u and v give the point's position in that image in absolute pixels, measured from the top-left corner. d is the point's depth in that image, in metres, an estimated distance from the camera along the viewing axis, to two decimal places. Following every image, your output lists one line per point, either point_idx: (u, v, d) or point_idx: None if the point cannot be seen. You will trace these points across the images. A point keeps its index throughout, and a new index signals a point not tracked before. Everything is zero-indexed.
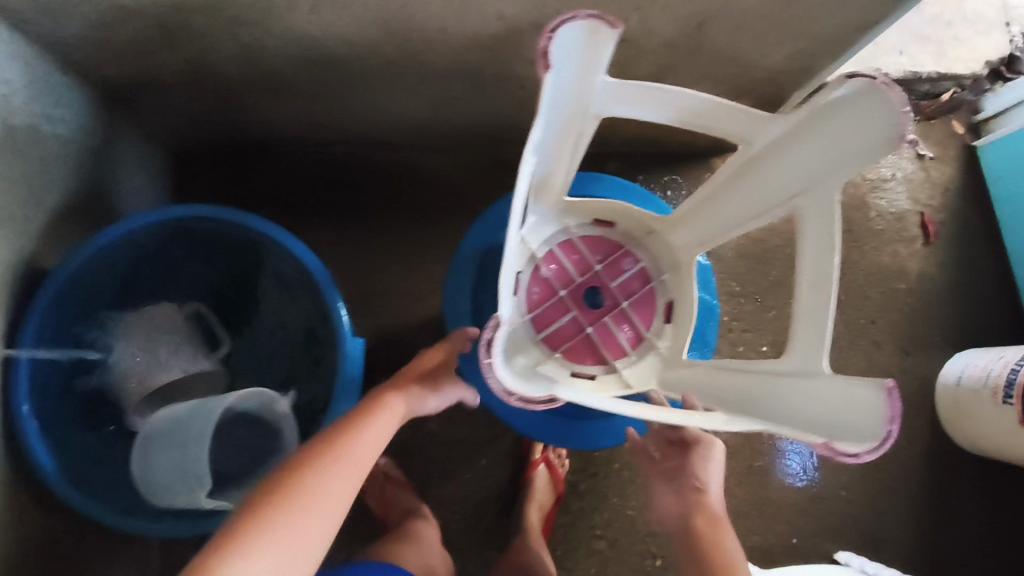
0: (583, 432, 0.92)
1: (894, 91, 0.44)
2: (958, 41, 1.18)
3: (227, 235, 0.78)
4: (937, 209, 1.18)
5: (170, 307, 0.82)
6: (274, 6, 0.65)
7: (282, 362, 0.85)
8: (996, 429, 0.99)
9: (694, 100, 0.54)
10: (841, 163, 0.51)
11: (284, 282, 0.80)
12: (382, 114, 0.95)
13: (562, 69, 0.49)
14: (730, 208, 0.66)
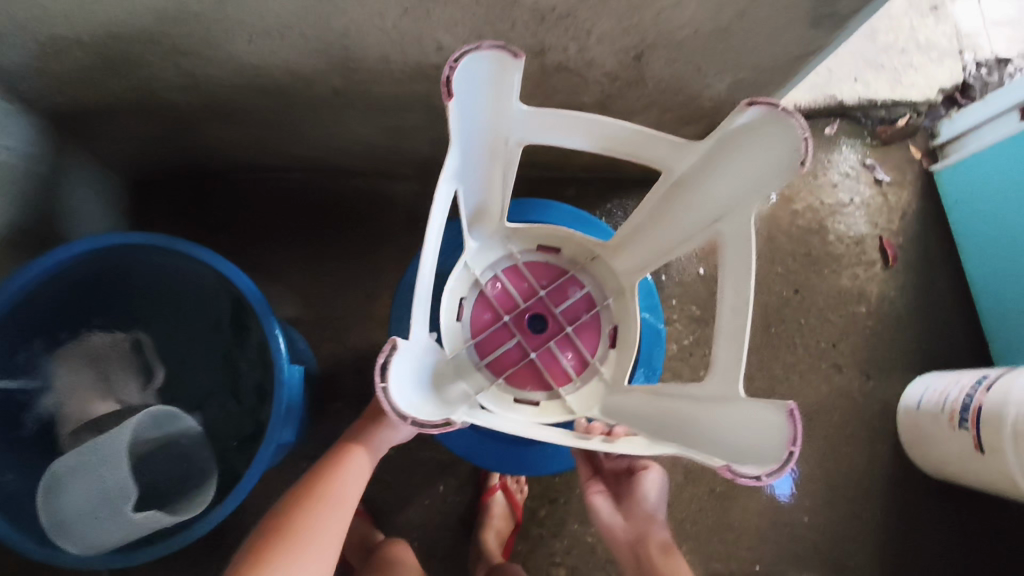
0: (534, 456, 0.91)
1: (792, 118, 0.50)
2: (912, 68, 1.20)
3: (173, 264, 0.77)
4: (895, 233, 1.19)
5: (108, 338, 0.81)
6: (212, 36, 0.66)
7: (217, 395, 0.84)
8: (954, 454, 0.98)
9: (604, 128, 0.60)
10: (754, 185, 0.56)
11: (230, 312, 0.80)
12: (338, 142, 0.96)
13: (474, 94, 0.55)
14: (665, 232, 0.70)
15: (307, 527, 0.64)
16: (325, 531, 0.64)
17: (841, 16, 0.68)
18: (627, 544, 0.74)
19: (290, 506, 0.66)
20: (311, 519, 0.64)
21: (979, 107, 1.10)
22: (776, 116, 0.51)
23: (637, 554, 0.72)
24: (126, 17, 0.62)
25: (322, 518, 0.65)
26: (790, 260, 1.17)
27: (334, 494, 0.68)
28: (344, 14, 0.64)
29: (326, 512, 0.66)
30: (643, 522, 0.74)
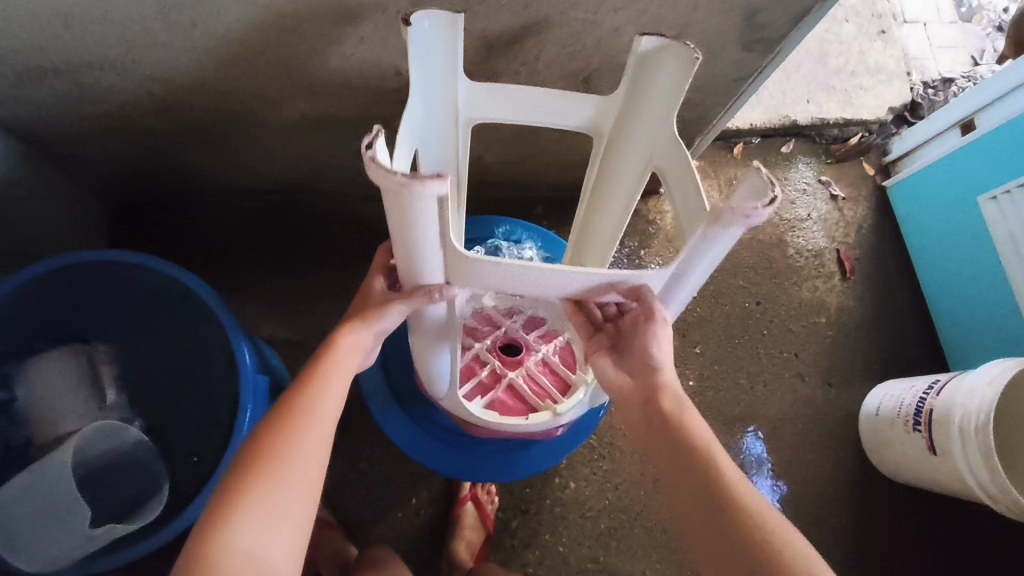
0: (524, 468, 0.94)
1: (682, 43, 0.59)
2: (863, 89, 1.26)
3: (140, 284, 0.80)
4: (852, 246, 1.24)
5: (63, 355, 0.81)
6: (181, 64, 0.71)
7: (179, 414, 0.85)
8: (911, 456, 1.01)
9: (544, 96, 0.67)
10: (667, 116, 0.64)
11: (194, 330, 0.82)
12: (307, 163, 1.00)
13: (427, 65, 0.61)
14: (615, 189, 0.76)
15: (282, 460, 0.55)
16: (305, 462, 0.56)
17: (770, 40, 0.74)
18: (637, 402, 0.64)
19: (262, 434, 0.57)
20: (285, 451, 0.56)
21: (924, 124, 1.17)
22: (665, 42, 0.59)
23: (648, 415, 0.62)
24: (101, 46, 0.66)
25: (297, 448, 0.56)
26: (751, 273, 1.21)
27: (310, 422, 0.59)
28: (304, 41, 0.69)
29: (302, 442, 0.57)
30: (650, 377, 0.63)
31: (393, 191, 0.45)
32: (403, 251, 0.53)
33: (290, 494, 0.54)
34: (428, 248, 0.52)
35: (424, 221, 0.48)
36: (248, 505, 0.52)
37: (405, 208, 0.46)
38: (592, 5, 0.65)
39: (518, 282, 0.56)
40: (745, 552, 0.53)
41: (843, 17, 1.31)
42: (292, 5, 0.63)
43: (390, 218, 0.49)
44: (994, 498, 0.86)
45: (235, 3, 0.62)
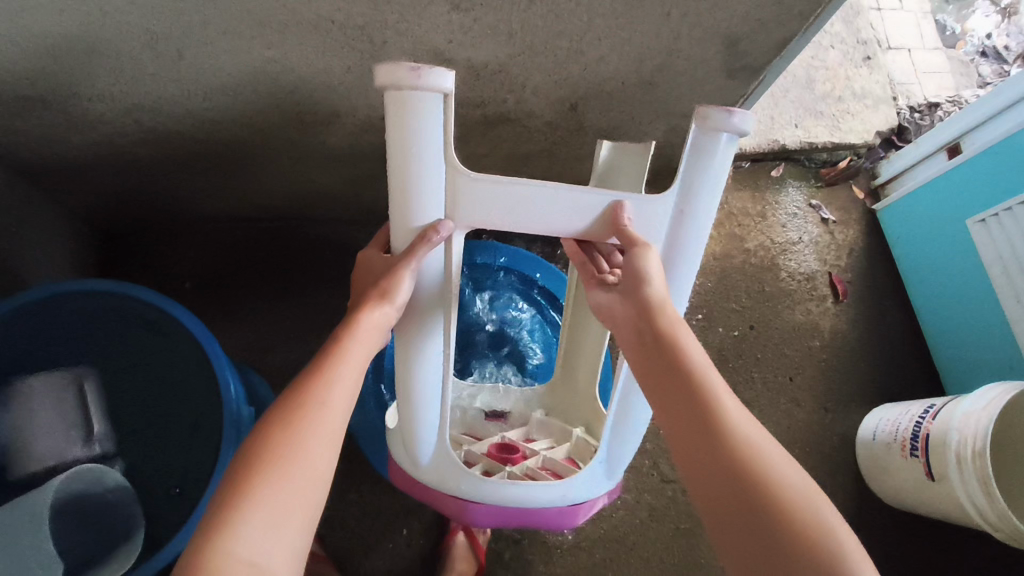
0: None
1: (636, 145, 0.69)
2: (850, 114, 1.27)
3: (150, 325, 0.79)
4: (844, 269, 1.24)
5: (54, 381, 0.78)
6: (171, 95, 0.72)
7: (158, 448, 0.80)
8: (909, 482, 0.99)
9: None
10: None
11: (189, 380, 0.80)
12: (299, 190, 1.00)
13: None
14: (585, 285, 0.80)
15: (293, 444, 0.51)
16: (318, 448, 0.52)
17: (754, 67, 0.75)
18: (630, 325, 0.61)
19: (269, 418, 0.53)
20: (296, 436, 0.52)
21: (911, 149, 1.18)
22: (619, 144, 0.70)
23: (640, 336, 0.60)
24: (89, 77, 0.67)
25: (308, 432, 0.52)
26: (744, 297, 1.20)
27: (321, 410, 0.54)
28: (291, 71, 0.69)
29: (314, 428, 0.53)
30: (641, 299, 0.60)
31: (404, 89, 0.52)
32: (404, 176, 0.56)
33: (301, 483, 0.50)
34: (431, 168, 0.56)
35: (426, 129, 0.53)
36: (257, 494, 0.48)
37: (410, 108, 0.52)
38: (576, 33, 0.66)
39: (522, 212, 0.59)
40: (720, 467, 0.51)
41: (830, 43, 1.32)
42: (277, 36, 0.63)
43: (394, 136, 0.54)
44: (994, 526, 0.85)
45: (221, 34, 0.62)
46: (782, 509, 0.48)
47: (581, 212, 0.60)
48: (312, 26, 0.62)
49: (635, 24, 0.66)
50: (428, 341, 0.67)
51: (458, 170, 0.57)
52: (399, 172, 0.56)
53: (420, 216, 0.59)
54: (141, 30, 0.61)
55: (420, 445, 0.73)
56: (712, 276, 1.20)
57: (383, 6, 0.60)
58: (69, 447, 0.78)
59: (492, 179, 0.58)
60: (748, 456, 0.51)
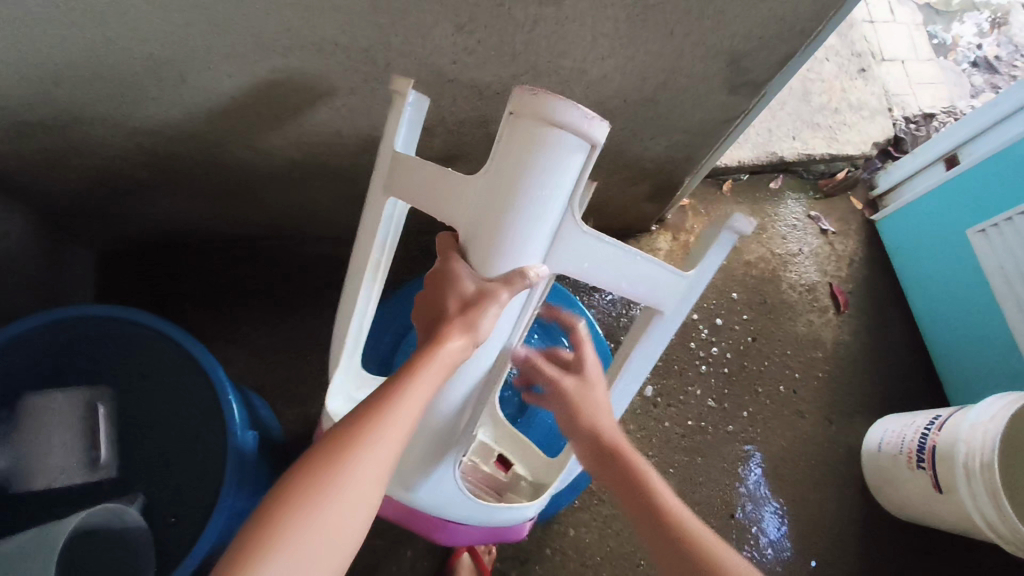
0: None
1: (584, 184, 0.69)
2: (846, 125, 1.28)
3: (174, 362, 0.79)
4: (844, 280, 1.24)
5: (70, 404, 0.77)
6: (173, 117, 0.71)
7: (157, 472, 0.78)
8: (917, 495, 0.99)
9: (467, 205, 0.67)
10: None
11: (201, 421, 0.78)
12: (300, 210, 1.00)
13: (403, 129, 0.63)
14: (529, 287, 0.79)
15: (333, 480, 0.44)
16: (357, 490, 0.45)
17: (755, 83, 0.76)
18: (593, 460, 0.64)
19: (325, 443, 0.46)
20: (337, 471, 0.44)
21: (909, 160, 1.19)
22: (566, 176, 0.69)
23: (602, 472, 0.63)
24: (90, 101, 0.66)
25: (349, 469, 0.45)
26: (746, 309, 1.20)
27: (370, 441, 0.46)
28: (294, 92, 0.69)
29: (357, 464, 0.45)
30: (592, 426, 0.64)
31: (563, 129, 0.47)
32: (523, 214, 0.51)
33: (332, 529, 0.43)
34: (548, 214, 0.51)
35: (564, 176, 0.50)
36: (281, 538, 0.41)
37: (558, 149, 0.48)
38: (579, 54, 0.66)
39: (600, 267, 0.58)
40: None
41: (825, 57, 1.33)
42: (281, 58, 0.63)
43: (529, 172, 0.49)
44: (1004, 538, 0.84)
45: (227, 58, 0.62)
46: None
47: (642, 280, 0.61)
48: (318, 50, 0.62)
49: (638, 43, 0.66)
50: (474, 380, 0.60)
51: (570, 219, 0.53)
52: (511, 210, 0.51)
53: (513, 258, 0.53)
54: (143, 55, 0.60)
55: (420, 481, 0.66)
56: (714, 288, 1.20)
57: (387, 28, 0.60)
58: (73, 471, 0.76)
59: (594, 234, 0.56)
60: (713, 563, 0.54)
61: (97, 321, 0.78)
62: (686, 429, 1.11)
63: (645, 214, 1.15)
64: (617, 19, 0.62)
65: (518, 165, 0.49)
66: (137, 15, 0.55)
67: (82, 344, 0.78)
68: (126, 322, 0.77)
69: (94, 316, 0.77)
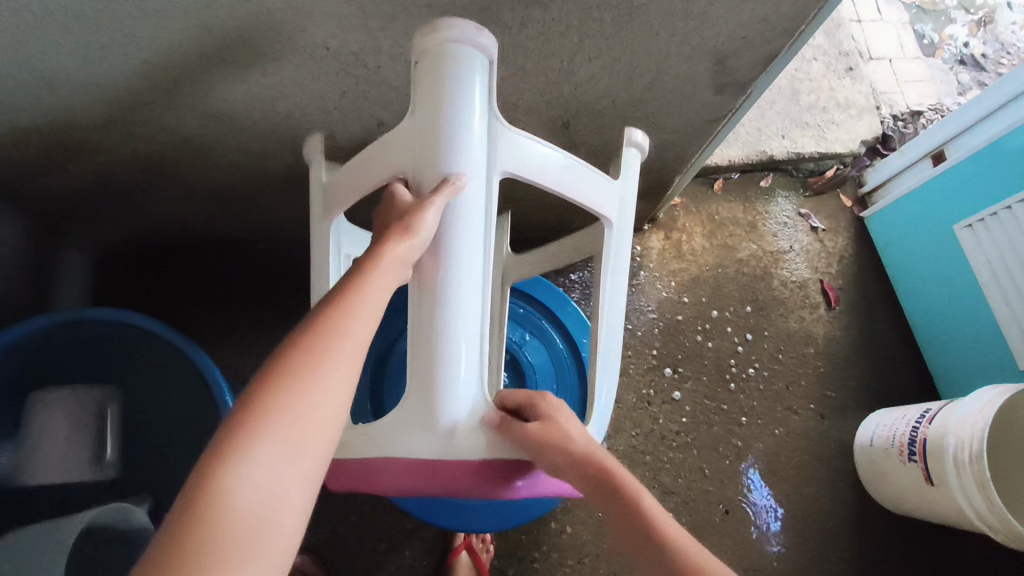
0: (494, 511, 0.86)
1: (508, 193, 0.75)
2: (834, 123, 1.29)
3: (173, 367, 0.78)
4: (834, 276, 1.25)
5: (76, 402, 0.79)
6: (166, 122, 0.72)
7: (156, 476, 0.79)
8: (908, 487, 1.00)
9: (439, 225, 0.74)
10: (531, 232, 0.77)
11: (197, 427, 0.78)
12: (292, 213, 1.01)
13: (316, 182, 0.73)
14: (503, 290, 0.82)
15: (303, 377, 0.42)
16: (328, 384, 0.42)
17: (741, 83, 0.77)
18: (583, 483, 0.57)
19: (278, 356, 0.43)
20: (305, 365, 0.42)
21: (897, 156, 1.20)
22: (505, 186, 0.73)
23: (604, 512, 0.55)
24: (84, 108, 0.67)
25: (313, 370, 0.42)
26: (738, 306, 1.21)
27: (336, 335, 0.45)
28: (286, 97, 0.70)
29: (325, 354, 0.43)
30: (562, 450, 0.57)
31: (460, 43, 0.52)
32: (455, 124, 0.53)
33: (309, 419, 0.41)
34: (476, 119, 0.54)
35: (477, 82, 0.53)
36: (254, 434, 0.39)
37: (462, 62, 0.52)
38: (566, 55, 0.68)
39: (538, 170, 0.60)
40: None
41: (812, 56, 1.34)
42: (273, 63, 0.64)
43: (442, 85, 0.52)
44: (993, 528, 0.85)
45: (219, 63, 0.63)
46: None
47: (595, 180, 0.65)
48: (308, 54, 0.63)
49: (624, 44, 0.67)
50: (464, 274, 0.55)
51: (497, 122, 0.56)
52: (440, 126, 0.53)
53: (457, 164, 0.54)
54: (136, 61, 0.61)
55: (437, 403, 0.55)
56: (706, 286, 1.22)
57: (376, 32, 0.61)
58: (77, 469, 0.79)
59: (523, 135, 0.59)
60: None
61: (94, 326, 0.75)
62: (681, 426, 1.11)
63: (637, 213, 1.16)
64: (603, 21, 0.63)
65: (432, 81, 0.53)
66: (129, 22, 0.56)
67: (84, 346, 0.77)
68: (124, 326, 0.76)
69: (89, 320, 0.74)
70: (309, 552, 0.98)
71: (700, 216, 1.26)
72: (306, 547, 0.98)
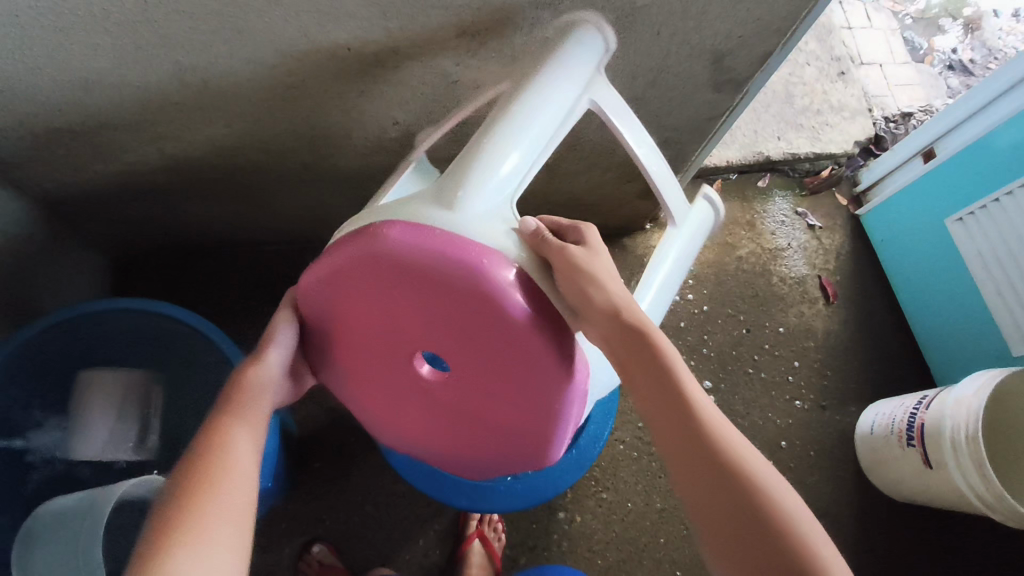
0: (499, 494, 0.88)
1: None
2: (828, 125, 1.34)
3: (198, 350, 0.82)
4: (832, 272, 1.29)
5: (116, 380, 0.83)
6: (192, 121, 0.76)
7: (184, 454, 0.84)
8: (908, 473, 1.03)
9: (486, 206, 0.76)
10: None
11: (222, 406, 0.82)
12: (306, 212, 1.04)
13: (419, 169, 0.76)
14: None
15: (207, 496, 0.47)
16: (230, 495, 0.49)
17: (738, 81, 0.81)
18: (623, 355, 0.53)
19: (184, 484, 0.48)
20: (208, 491, 0.48)
21: (889, 156, 1.24)
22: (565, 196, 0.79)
23: (625, 371, 0.53)
24: (116, 108, 0.71)
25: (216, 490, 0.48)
26: (739, 301, 1.25)
27: (230, 451, 0.52)
28: (309, 96, 0.74)
29: (228, 471, 0.50)
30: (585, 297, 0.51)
31: (587, 24, 0.65)
32: (568, 54, 0.62)
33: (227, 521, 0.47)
34: (591, 58, 0.64)
35: (602, 39, 0.66)
36: (178, 547, 0.44)
37: (586, 27, 0.65)
38: None
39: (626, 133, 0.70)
40: (719, 506, 0.46)
41: (805, 61, 1.39)
42: (297, 63, 0.68)
43: (562, 41, 0.64)
44: (991, 507, 0.88)
45: (246, 63, 0.67)
46: (793, 543, 0.44)
47: (644, 143, 0.72)
48: (330, 54, 0.67)
49: (628, 44, 0.71)
50: (530, 138, 0.57)
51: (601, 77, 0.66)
52: (553, 56, 0.62)
53: (560, 73, 0.61)
54: (171, 62, 0.65)
55: (470, 196, 0.51)
56: (708, 282, 1.25)
57: (396, 33, 0.65)
58: (118, 444, 0.82)
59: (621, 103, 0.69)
60: (761, 499, 0.46)
61: (124, 311, 0.79)
62: None
63: (639, 213, 1.20)
64: (608, 21, 0.67)
65: (556, 44, 0.64)
66: (167, 24, 0.60)
67: (119, 330, 0.81)
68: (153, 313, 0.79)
69: (119, 306, 0.78)
70: (325, 542, 1.01)
71: None
72: (322, 538, 1.01)
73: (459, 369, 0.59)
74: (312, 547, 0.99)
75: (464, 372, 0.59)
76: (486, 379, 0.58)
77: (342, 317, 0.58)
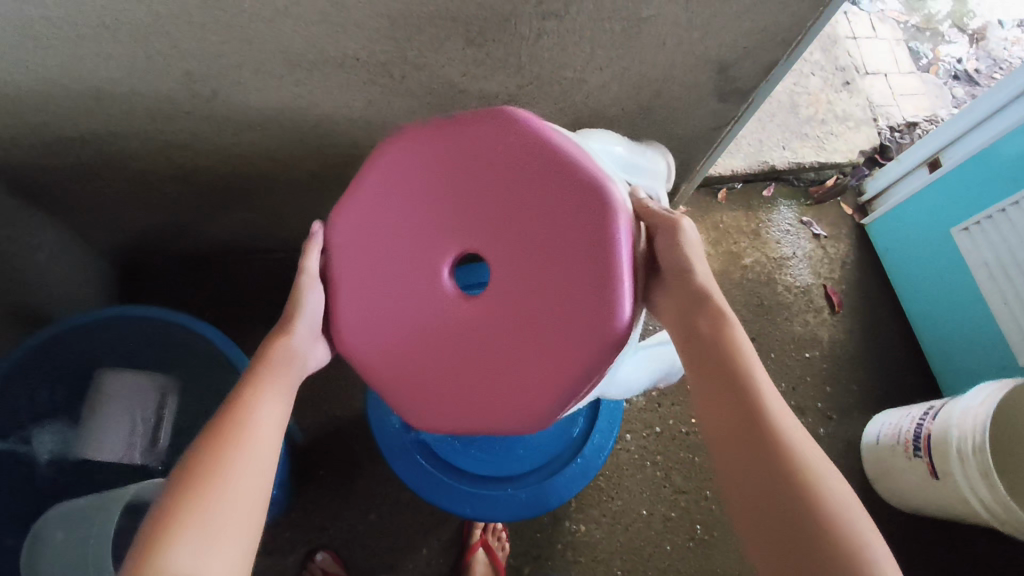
0: (501, 502, 0.88)
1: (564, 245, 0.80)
2: (833, 135, 1.34)
3: (204, 357, 0.84)
4: (837, 281, 1.29)
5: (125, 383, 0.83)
6: (203, 130, 0.77)
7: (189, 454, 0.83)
8: (915, 483, 1.02)
9: None
10: None
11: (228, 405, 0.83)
12: (313, 219, 1.05)
13: None
14: None
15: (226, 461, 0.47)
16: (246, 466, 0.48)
17: (743, 90, 0.82)
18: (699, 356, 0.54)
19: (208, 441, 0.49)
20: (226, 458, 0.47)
21: (894, 165, 1.24)
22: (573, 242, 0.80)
23: (688, 334, 0.55)
24: (127, 117, 0.72)
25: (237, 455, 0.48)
26: (743, 310, 1.25)
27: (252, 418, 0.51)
28: (317, 106, 0.75)
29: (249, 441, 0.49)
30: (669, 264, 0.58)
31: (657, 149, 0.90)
32: (646, 154, 0.85)
33: (236, 502, 0.46)
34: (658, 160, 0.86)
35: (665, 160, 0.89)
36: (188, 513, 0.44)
37: (656, 145, 0.89)
38: (579, 64, 0.72)
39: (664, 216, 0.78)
40: (764, 498, 0.46)
41: (810, 71, 1.40)
42: (305, 73, 0.69)
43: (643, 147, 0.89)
44: (999, 519, 0.87)
45: (256, 73, 0.68)
46: (827, 535, 0.42)
47: None
48: (339, 64, 0.67)
49: (634, 53, 0.72)
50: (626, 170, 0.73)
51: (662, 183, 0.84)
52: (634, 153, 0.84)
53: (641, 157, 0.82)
54: (181, 71, 0.66)
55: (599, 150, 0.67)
56: None
57: (404, 43, 0.66)
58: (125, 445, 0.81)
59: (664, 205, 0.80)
60: (822, 512, 0.43)
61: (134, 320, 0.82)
62: (691, 427, 1.13)
63: None
64: (613, 32, 0.68)
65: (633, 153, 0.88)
66: (177, 34, 0.61)
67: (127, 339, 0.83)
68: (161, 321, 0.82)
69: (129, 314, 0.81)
70: (329, 550, 1.01)
71: (705, 224, 1.30)
72: (326, 545, 1.01)
73: (496, 292, 0.58)
74: (316, 554, 0.99)
75: (500, 291, 0.58)
76: (522, 303, 0.57)
77: (418, 210, 0.61)
